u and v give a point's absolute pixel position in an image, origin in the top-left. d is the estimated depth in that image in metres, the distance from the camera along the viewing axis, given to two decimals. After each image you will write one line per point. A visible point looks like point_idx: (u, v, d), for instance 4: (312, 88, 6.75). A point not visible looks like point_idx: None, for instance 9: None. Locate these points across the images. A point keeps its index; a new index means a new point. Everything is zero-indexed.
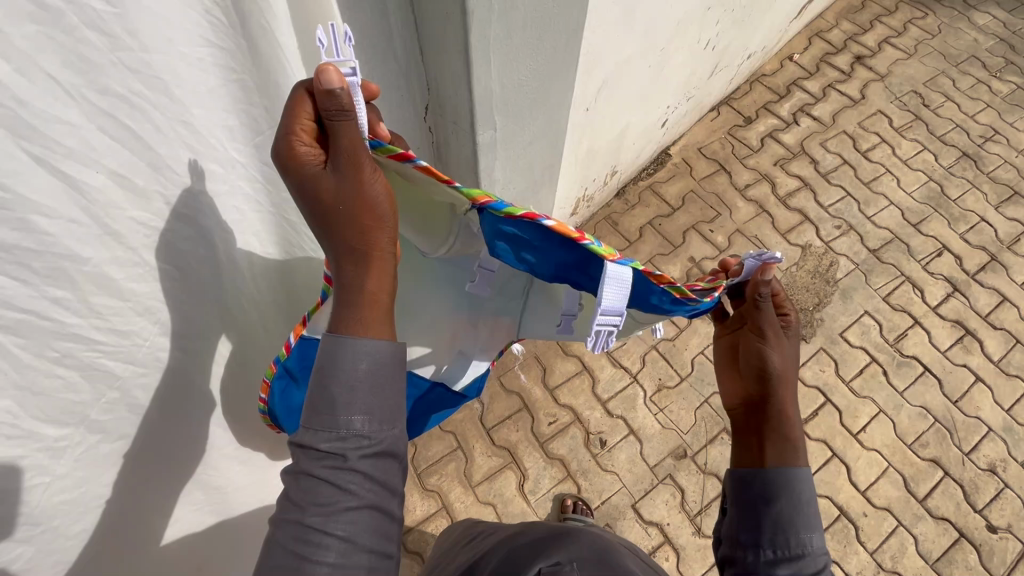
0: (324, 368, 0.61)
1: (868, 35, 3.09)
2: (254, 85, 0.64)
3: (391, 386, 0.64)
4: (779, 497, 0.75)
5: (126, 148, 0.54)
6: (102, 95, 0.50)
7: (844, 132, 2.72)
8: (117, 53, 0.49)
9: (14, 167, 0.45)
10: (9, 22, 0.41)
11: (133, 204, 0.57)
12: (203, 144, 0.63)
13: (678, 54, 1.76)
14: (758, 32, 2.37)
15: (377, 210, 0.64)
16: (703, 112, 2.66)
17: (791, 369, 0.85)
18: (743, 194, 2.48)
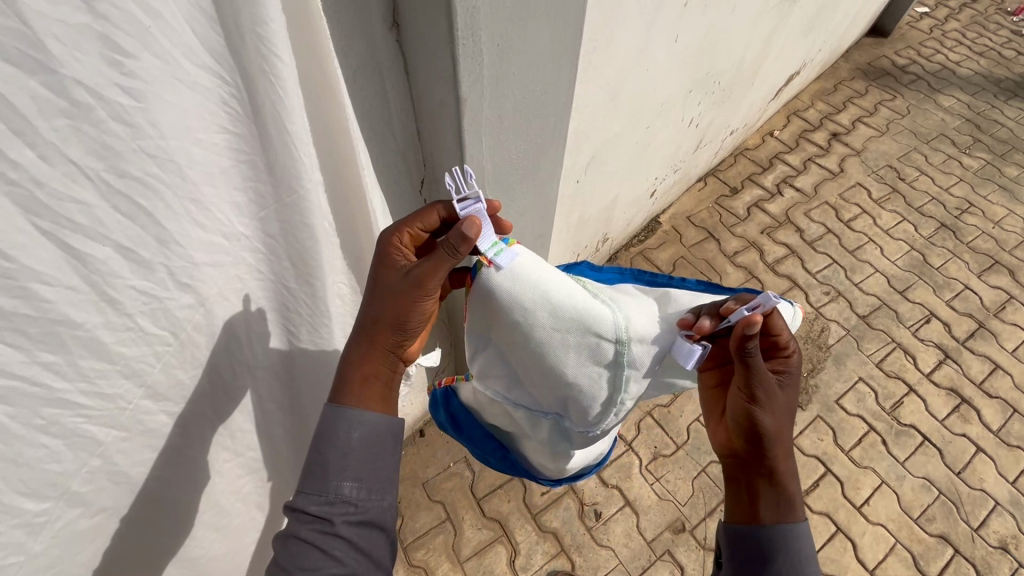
0: (321, 433, 0.67)
1: (842, 114, 3.31)
2: (265, 166, 0.63)
3: (382, 456, 0.69)
4: (779, 558, 0.75)
5: (136, 225, 0.54)
6: (120, 178, 0.50)
7: (826, 202, 2.84)
8: (138, 141, 0.50)
9: (23, 240, 0.46)
10: (39, 116, 0.43)
11: (133, 273, 0.56)
12: (213, 220, 0.62)
13: (663, 130, 1.87)
14: (738, 111, 2.53)
15: (410, 317, 0.74)
16: (690, 183, 2.79)
17: (787, 423, 0.81)
18: (732, 261, 2.55)
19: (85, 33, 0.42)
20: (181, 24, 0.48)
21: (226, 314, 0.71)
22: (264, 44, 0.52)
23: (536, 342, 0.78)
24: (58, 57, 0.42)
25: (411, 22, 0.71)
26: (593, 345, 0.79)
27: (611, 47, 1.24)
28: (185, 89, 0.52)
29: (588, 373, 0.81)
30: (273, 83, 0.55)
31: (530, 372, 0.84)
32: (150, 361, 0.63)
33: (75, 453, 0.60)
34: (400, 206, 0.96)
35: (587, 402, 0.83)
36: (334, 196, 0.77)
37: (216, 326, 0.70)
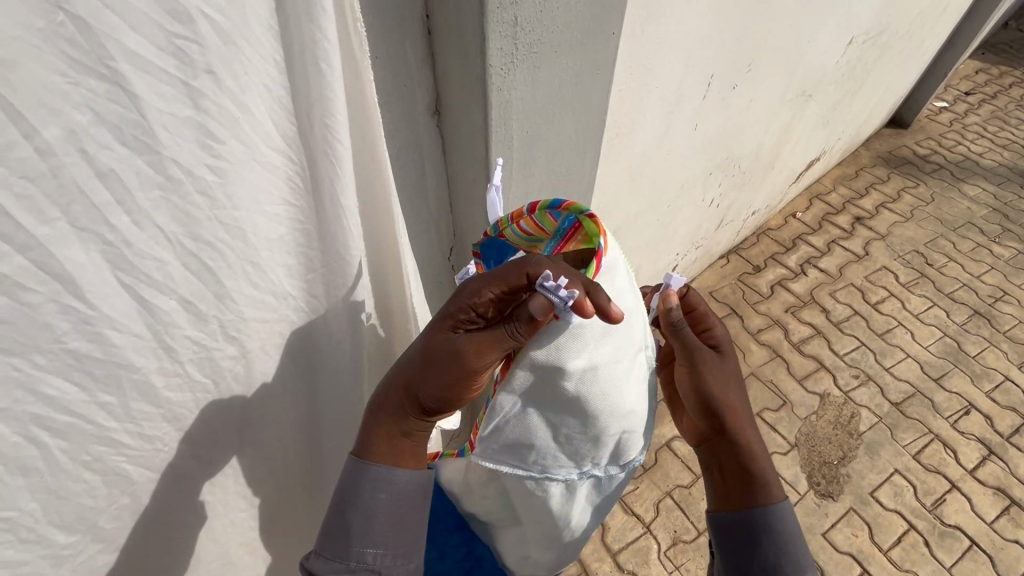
0: (347, 494, 0.69)
1: (865, 199, 3.36)
2: (316, 233, 0.70)
3: (407, 516, 0.71)
4: (763, 540, 0.77)
5: (200, 282, 0.60)
6: (194, 241, 0.57)
7: (852, 284, 2.83)
8: (214, 211, 0.57)
9: (106, 291, 0.52)
10: (139, 188, 0.50)
11: (189, 324, 0.62)
12: (266, 281, 0.68)
13: (685, 208, 1.95)
14: (759, 192, 2.61)
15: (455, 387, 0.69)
16: (713, 259, 2.83)
17: (738, 397, 0.84)
18: (756, 338, 2.53)
19: (188, 124, 0.51)
20: (264, 117, 0.57)
21: (266, 368, 0.75)
22: (329, 131, 0.61)
23: (596, 398, 0.69)
24: (163, 142, 0.50)
25: (451, 113, 0.80)
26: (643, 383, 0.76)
27: (635, 135, 1.34)
28: (260, 170, 0.60)
29: (641, 415, 0.75)
30: (332, 161, 0.64)
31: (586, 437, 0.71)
32: (191, 407, 0.68)
33: (109, 492, 0.64)
34: (429, 271, 1.02)
35: (637, 446, 0.76)
36: (373, 262, 0.84)
37: (254, 378, 0.74)
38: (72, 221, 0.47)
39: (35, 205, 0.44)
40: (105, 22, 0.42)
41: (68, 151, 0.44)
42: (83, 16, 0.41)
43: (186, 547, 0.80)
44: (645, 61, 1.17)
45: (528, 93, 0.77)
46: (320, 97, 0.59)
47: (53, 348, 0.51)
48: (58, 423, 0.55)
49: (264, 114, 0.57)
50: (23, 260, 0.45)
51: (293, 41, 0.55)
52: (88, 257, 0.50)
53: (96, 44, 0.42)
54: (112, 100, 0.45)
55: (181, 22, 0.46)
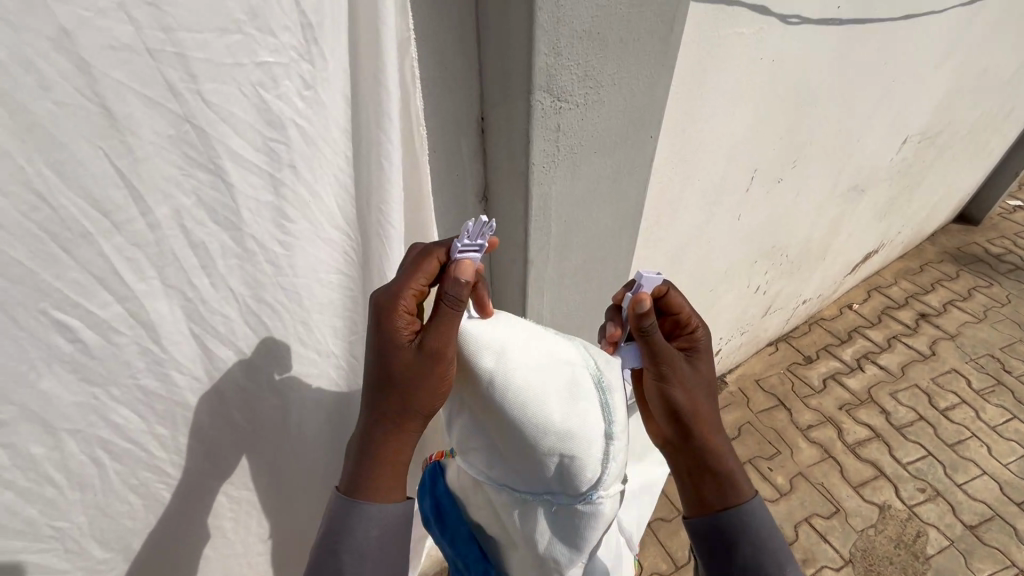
0: (339, 528, 0.65)
1: (930, 295, 3.20)
2: (361, 300, 0.77)
3: (398, 550, 0.68)
4: (742, 541, 0.75)
5: (256, 339, 0.68)
6: (257, 301, 0.65)
7: (916, 386, 2.64)
8: (278, 277, 0.65)
9: (179, 338, 0.61)
10: (221, 257, 0.59)
11: (240, 371, 0.69)
12: (313, 340, 0.75)
13: (728, 293, 1.94)
14: (811, 280, 2.55)
15: (425, 393, 0.66)
16: (760, 346, 2.74)
17: (704, 398, 0.82)
18: (805, 434, 2.38)
19: (269, 208, 0.60)
20: (331, 201, 0.66)
21: (302, 421, 0.81)
22: (382, 215, 0.70)
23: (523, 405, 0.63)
24: (246, 219, 0.59)
25: (496, 199, 0.88)
26: (573, 389, 0.65)
27: (676, 224, 1.39)
28: (321, 247, 0.68)
29: (575, 421, 0.64)
30: (381, 237, 0.72)
31: (516, 448, 0.66)
32: (229, 445, 0.74)
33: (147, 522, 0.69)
34: None
35: (582, 465, 0.64)
36: None
37: (289, 425, 0.80)
38: (163, 279, 0.56)
39: (138, 266, 0.54)
40: (217, 130, 0.53)
41: (172, 225, 0.54)
42: (203, 126, 0.52)
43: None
44: (682, 162, 1.23)
45: (567, 187, 0.84)
46: (379, 186, 0.68)
47: (127, 384, 0.59)
48: (118, 449, 0.62)
49: (332, 202, 0.67)
50: (120, 309, 0.54)
51: (363, 142, 0.66)
52: (170, 310, 0.58)
53: (208, 145, 0.53)
54: (211, 186, 0.55)
55: (275, 130, 0.57)
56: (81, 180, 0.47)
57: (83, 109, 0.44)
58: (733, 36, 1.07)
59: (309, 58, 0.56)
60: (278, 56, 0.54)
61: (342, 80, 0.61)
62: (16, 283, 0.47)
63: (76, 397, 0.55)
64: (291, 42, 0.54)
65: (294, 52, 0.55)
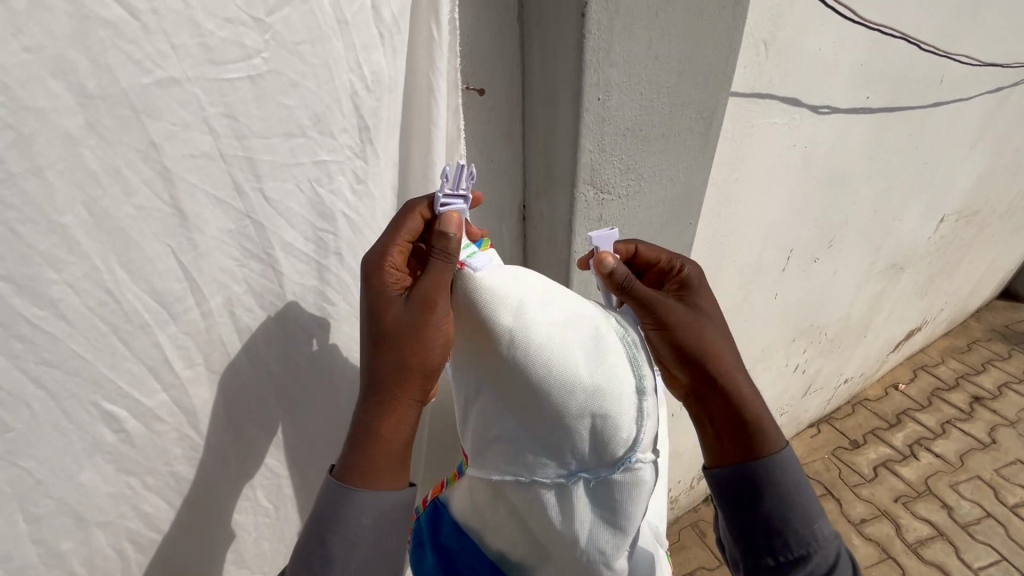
0: (327, 518, 0.57)
1: (982, 376, 3.01)
2: None
3: (394, 537, 0.60)
4: (767, 494, 0.69)
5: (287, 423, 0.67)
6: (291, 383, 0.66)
7: (979, 477, 2.42)
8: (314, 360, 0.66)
9: (216, 424, 0.60)
10: (264, 341, 0.60)
11: (270, 452, 0.68)
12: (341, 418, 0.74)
13: (766, 373, 1.86)
14: (852, 359, 2.44)
15: (425, 354, 0.58)
16: (801, 428, 2.58)
17: (723, 341, 0.73)
18: (859, 529, 2.17)
19: (315, 295, 0.62)
20: None
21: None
22: None
23: (545, 354, 0.54)
24: (291, 304, 0.61)
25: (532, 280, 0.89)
26: (596, 345, 0.56)
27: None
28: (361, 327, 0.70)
29: (604, 381, 0.54)
30: None
31: (535, 412, 0.55)
32: (250, 532, 0.70)
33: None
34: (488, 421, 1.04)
35: (616, 426, 0.54)
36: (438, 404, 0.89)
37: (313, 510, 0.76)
38: (209, 365, 0.56)
39: (186, 352, 0.54)
40: (274, 223, 0.55)
41: (223, 312, 0.55)
42: (261, 221, 0.54)
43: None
44: (716, 246, 1.21)
45: None
46: None
47: (162, 471, 0.57)
48: (145, 539, 0.59)
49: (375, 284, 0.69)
50: (164, 395, 0.54)
51: None
52: (211, 397, 0.58)
53: (264, 237, 0.55)
54: (263, 274, 0.57)
55: (326, 221, 0.59)
56: (148, 275, 0.48)
57: (158, 211, 0.47)
58: (766, 126, 1.10)
59: (362, 155, 0.59)
60: (335, 155, 0.57)
61: (391, 173, 0.65)
62: (71, 376, 0.47)
63: (110, 488, 0.54)
64: (348, 142, 0.57)
65: (349, 151, 0.58)
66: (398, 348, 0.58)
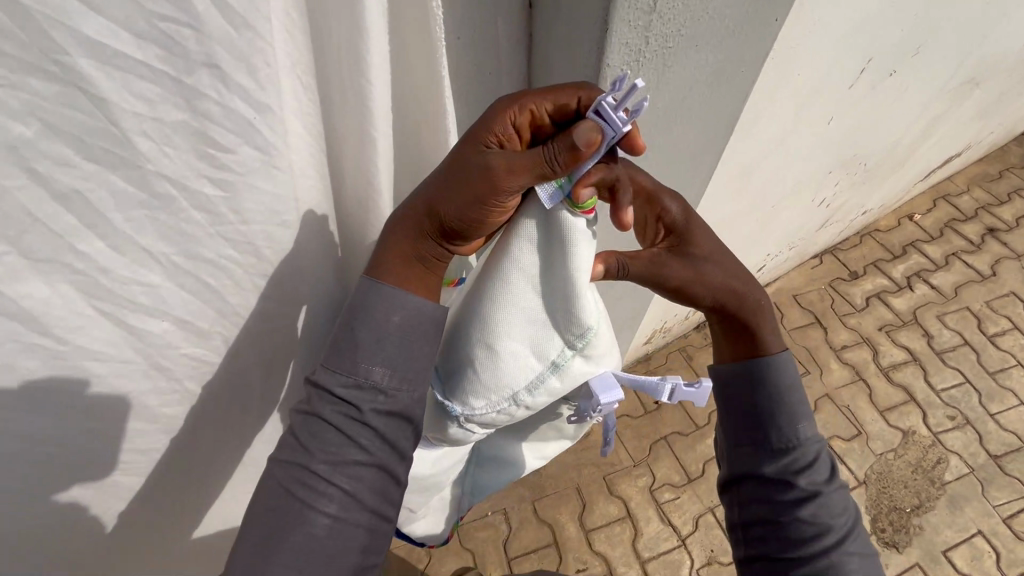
0: (356, 306, 0.61)
1: (1004, 208, 2.83)
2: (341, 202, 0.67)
3: (423, 343, 0.63)
4: (783, 435, 0.73)
5: (199, 301, 0.55)
6: (189, 261, 0.52)
7: (967, 309, 2.43)
8: (216, 227, 0.51)
9: (78, 322, 0.48)
10: (118, 209, 0.44)
11: (176, 329, 0.56)
12: (278, 287, 0.63)
13: (788, 210, 1.68)
14: (878, 191, 2.23)
15: (468, 215, 0.59)
16: (804, 259, 2.50)
17: (733, 280, 0.74)
18: (838, 355, 2.25)
19: (181, 122, 0.44)
20: (270, 96, 0.48)
21: (273, 371, 0.74)
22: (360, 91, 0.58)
23: (505, 309, 0.64)
24: (140, 143, 0.42)
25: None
26: (537, 347, 0.66)
27: (751, 139, 1.12)
28: (277, 183, 0.53)
29: (514, 358, 0.66)
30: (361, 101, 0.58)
31: (468, 322, 0.67)
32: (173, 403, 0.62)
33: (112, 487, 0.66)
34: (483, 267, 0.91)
35: (491, 381, 0.68)
36: None
37: None
38: (25, 253, 0.41)
39: None
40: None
41: (10, 172, 0.38)
42: None
43: (178, 518, 0.82)
44: (781, 57, 0.91)
45: (646, 101, 0.61)
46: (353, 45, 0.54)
47: (17, 376, 0.47)
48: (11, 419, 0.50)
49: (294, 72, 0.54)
50: None
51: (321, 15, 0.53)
52: (58, 290, 0.45)
53: (39, 35, 0.34)
54: (67, 105, 0.38)
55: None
56: None
57: None
58: None
59: None
60: None
61: None
62: None
63: None
64: None
65: None
66: (463, 189, 0.57)
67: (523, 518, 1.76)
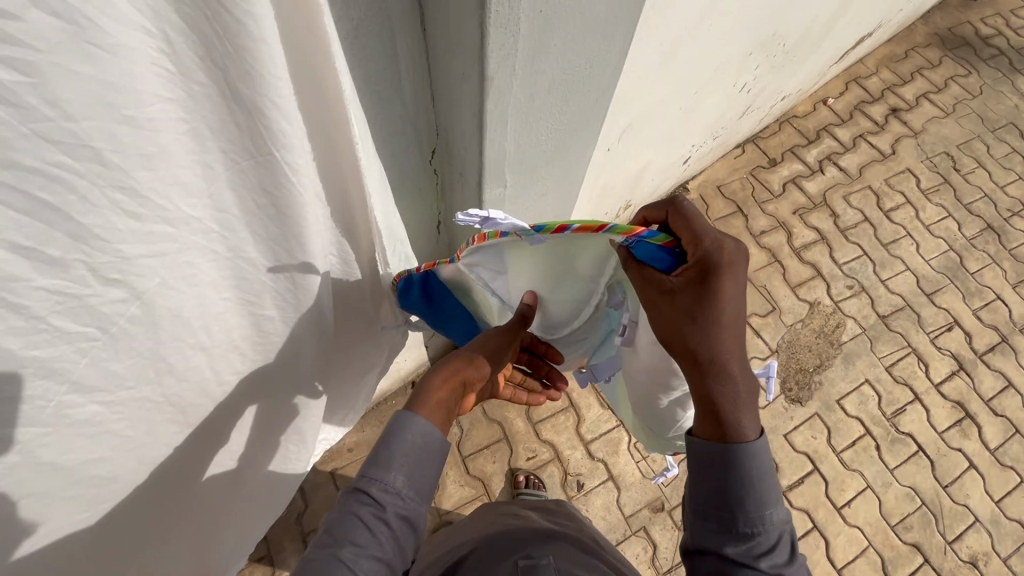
0: (392, 428, 0.68)
1: (906, 87, 2.96)
2: (236, 123, 0.50)
3: (434, 464, 0.70)
4: (749, 510, 0.70)
5: (34, 221, 0.43)
6: (7, 172, 0.38)
7: (869, 187, 2.62)
8: (30, 125, 0.37)
9: None
10: None
11: (21, 262, 0.44)
12: (152, 207, 0.51)
13: (710, 97, 1.67)
14: (796, 75, 2.25)
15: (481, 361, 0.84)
16: (727, 149, 2.56)
17: (736, 348, 0.71)
18: (756, 240, 2.39)
19: None
20: None
21: (172, 303, 0.61)
22: None
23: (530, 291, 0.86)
24: None
25: None
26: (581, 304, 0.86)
27: (663, 19, 1.09)
28: (109, 62, 0.39)
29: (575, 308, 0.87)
30: None
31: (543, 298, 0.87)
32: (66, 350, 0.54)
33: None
34: (400, 172, 0.84)
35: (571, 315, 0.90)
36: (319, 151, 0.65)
37: (157, 315, 0.60)
38: None
39: None
40: None
41: None
42: None
43: (97, 475, 0.72)
44: None
45: None
46: None
47: None
48: None
49: None
50: None
51: None
52: None
53: None
54: None
55: None
56: None
57: None
58: None
59: None
60: None
61: None
62: None
63: None
64: None
65: None
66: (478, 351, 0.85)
67: (472, 418, 1.85)
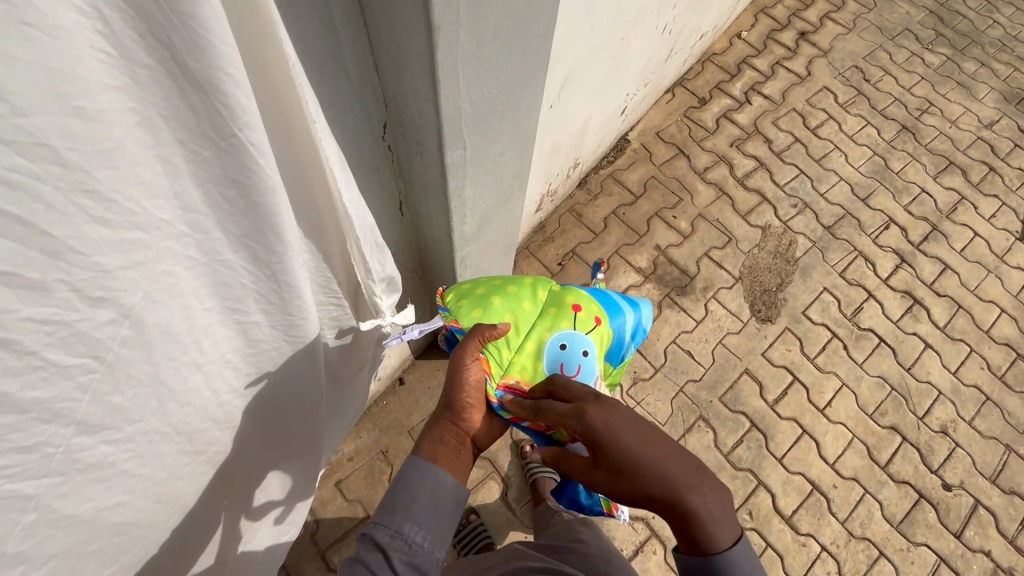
0: (400, 479, 0.80)
1: (810, 11, 3.11)
2: (193, 109, 0.48)
3: (446, 515, 0.80)
4: None
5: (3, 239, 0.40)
6: None
7: (794, 110, 2.75)
8: None
9: None
10: None
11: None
12: (118, 211, 0.49)
13: (636, 41, 1.70)
14: (709, 11, 2.32)
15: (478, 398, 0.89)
16: (658, 95, 2.62)
17: (669, 465, 0.71)
18: (702, 177, 2.47)
19: None
20: None
21: (159, 317, 0.59)
22: None
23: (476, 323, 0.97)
24: None
25: None
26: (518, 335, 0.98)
27: None
28: (48, 44, 0.36)
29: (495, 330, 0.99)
30: None
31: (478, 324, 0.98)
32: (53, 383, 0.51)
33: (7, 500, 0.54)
34: (357, 152, 0.82)
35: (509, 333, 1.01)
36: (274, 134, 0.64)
37: (146, 331, 0.59)
38: None
39: None
40: None
41: None
42: None
43: (105, 514, 0.68)
44: None
45: None
46: None
47: None
48: None
49: None
50: None
51: None
52: None
53: None
54: None
55: None
56: None
57: None
58: None
59: None
60: None
61: None
62: None
63: None
64: None
65: None
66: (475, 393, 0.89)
67: None
